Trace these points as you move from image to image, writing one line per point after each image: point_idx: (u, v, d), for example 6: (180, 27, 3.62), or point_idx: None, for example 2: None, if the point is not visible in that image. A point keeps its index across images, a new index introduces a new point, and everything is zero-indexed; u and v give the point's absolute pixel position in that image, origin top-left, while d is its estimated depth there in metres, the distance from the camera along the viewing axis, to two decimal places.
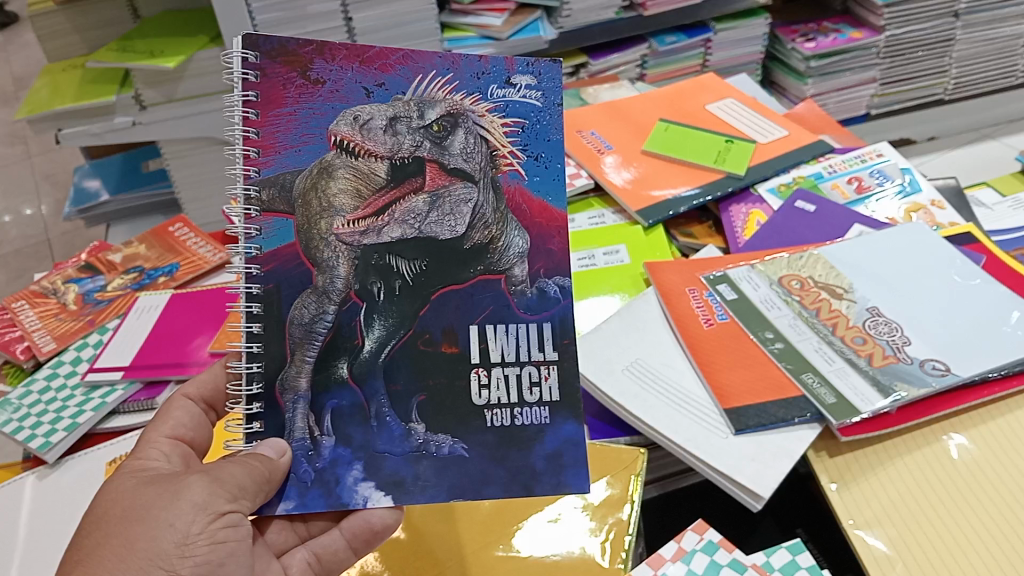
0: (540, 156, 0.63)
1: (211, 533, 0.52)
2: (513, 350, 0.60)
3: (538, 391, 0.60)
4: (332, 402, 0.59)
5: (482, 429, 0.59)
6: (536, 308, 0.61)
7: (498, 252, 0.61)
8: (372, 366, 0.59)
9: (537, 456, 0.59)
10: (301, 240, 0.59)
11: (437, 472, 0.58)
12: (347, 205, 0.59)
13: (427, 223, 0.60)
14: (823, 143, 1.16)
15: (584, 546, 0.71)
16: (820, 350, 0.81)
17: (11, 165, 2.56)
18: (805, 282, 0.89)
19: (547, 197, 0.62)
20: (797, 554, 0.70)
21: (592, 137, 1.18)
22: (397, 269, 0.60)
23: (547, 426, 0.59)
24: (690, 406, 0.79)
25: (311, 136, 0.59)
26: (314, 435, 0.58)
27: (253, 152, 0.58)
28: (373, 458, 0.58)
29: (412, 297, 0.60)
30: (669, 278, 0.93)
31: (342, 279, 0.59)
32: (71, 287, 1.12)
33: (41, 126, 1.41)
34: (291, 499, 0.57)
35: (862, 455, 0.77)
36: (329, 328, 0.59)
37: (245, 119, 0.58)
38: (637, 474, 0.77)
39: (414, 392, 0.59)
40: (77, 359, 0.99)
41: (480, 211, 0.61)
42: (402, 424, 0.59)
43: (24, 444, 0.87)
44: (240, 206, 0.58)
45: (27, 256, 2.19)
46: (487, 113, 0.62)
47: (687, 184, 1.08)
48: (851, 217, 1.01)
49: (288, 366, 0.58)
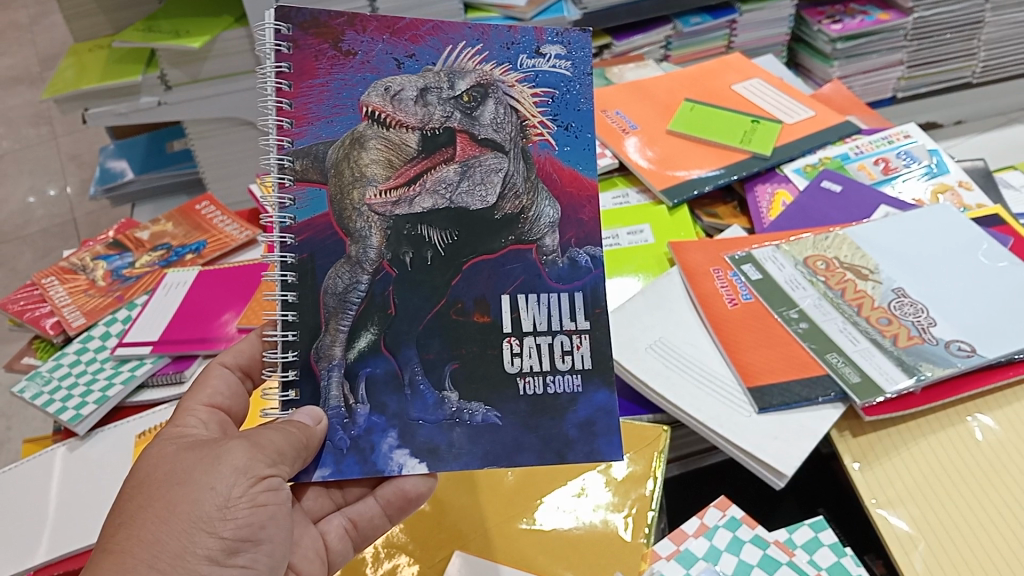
0: (570, 125, 0.63)
1: (252, 496, 0.53)
2: (545, 319, 0.61)
3: (569, 359, 0.60)
4: (366, 370, 0.59)
5: (514, 398, 0.59)
6: (567, 278, 0.61)
7: (529, 221, 0.61)
8: (406, 335, 0.60)
9: (569, 424, 0.59)
10: (334, 210, 0.60)
11: (471, 439, 0.59)
12: (379, 175, 0.60)
13: (458, 194, 0.61)
14: (850, 124, 1.14)
15: (608, 519, 0.72)
16: (845, 331, 0.81)
17: (37, 145, 2.59)
18: (830, 263, 0.89)
19: (577, 166, 0.63)
20: (820, 532, 0.71)
21: (616, 117, 1.18)
22: (428, 240, 0.60)
23: (580, 395, 0.60)
24: (715, 385, 0.79)
25: (343, 107, 0.60)
26: (349, 403, 0.59)
27: (286, 123, 0.59)
28: (408, 426, 0.59)
29: (444, 267, 0.60)
30: (693, 258, 0.93)
31: (374, 249, 0.60)
32: (100, 263, 1.13)
33: (68, 107, 1.43)
34: (327, 466, 0.58)
35: (885, 435, 0.77)
36: (363, 296, 0.60)
37: (278, 90, 0.59)
38: (660, 451, 0.77)
39: (447, 360, 0.60)
40: (106, 334, 1.00)
41: (511, 180, 0.61)
42: (435, 392, 0.59)
43: (56, 416, 0.89)
44: (274, 176, 0.59)
45: (53, 236, 2.21)
46: (517, 83, 0.62)
47: (713, 164, 1.08)
48: (877, 199, 1.00)
49: (323, 335, 0.59)
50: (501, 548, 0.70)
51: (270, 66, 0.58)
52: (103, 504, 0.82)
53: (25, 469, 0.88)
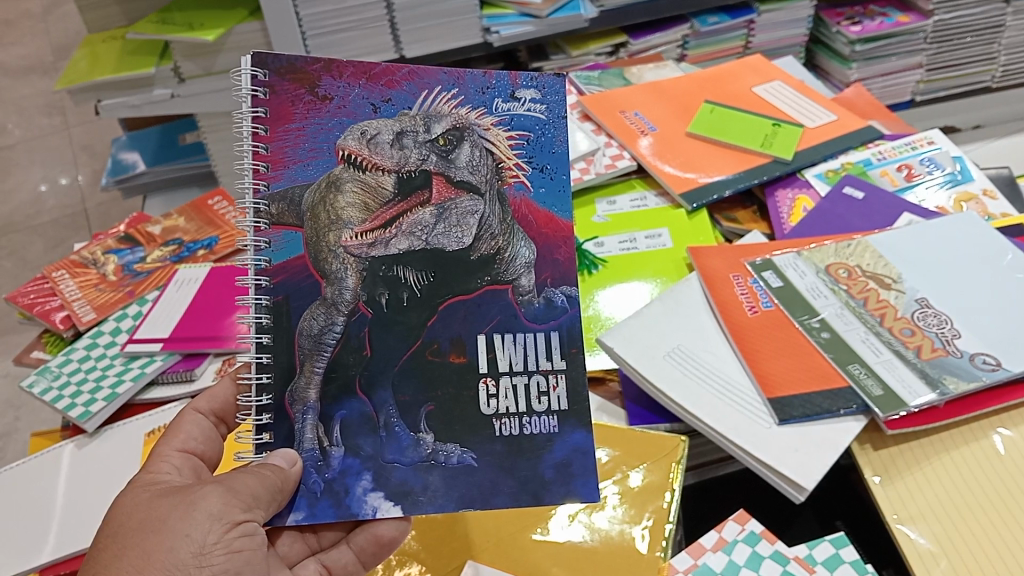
0: (545, 167, 0.63)
1: (227, 543, 0.52)
2: (521, 360, 0.60)
3: (546, 400, 0.59)
4: (341, 413, 0.58)
5: (490, 439, 0.59)
6: (543, 318, 0.61)
7: (505, 262, 0.61)
8: (381, 376, 0.59)
9: (545, 465, 0.58)
10: (310, 252, 0.59)
11: (447, 482, 0.58)
12: (355, 218, 0.59)
13: (434, 235, 0.60)
14: (872, 129, 1.12)
15: (624, 530, 0.70)
16: (867, 341, 0.79)
17: (49, 134, 2.58)
18: (853, 271, 0.87)
19: (553, 208, 0.63)
20: (841, 548, 0.69)
21: (635, 118, 1.16)
22: (404, 281, 0.60)
23: (556, 435, 0.59)
24: (732, 394, 0.78)
25: (319, 151, 0.59)
26: (324, 445, 0.58)
27: (262, 167, 0.58)
28: (383, 468, 0.58)
29: (420, 308, 0.60)
30: (712, 263, 0.91)
31: (350, 290, 0.59)
32: (111, 257, 1.12)
33: (81, 97, 1.42)
34: (301, 510, 0.57)
35: (908, 449, 0.76)
36: (338, 338, 0.59)
37: (255, 134, 0.58)
38: (678, 462, 0.75)
39: (422, 402, 0.59)
40: (116, 330, 0.99)
41: (487, 222, 0.61)
42: (411, 434, 0.58)
43: (64, 413, 0.88)
44: (249, 220, 0.58)
45: (64, 227, 2.21)
46: (492, 126, 0.62)
47: (732, 168, 1.06)
48: (899, 206, 0.98)
49: (297, 377, 0.58)
50: (510, 559, 0.69)
51: (246, 111, 0.58)
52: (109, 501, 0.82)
53: (34, 465, 0.88)
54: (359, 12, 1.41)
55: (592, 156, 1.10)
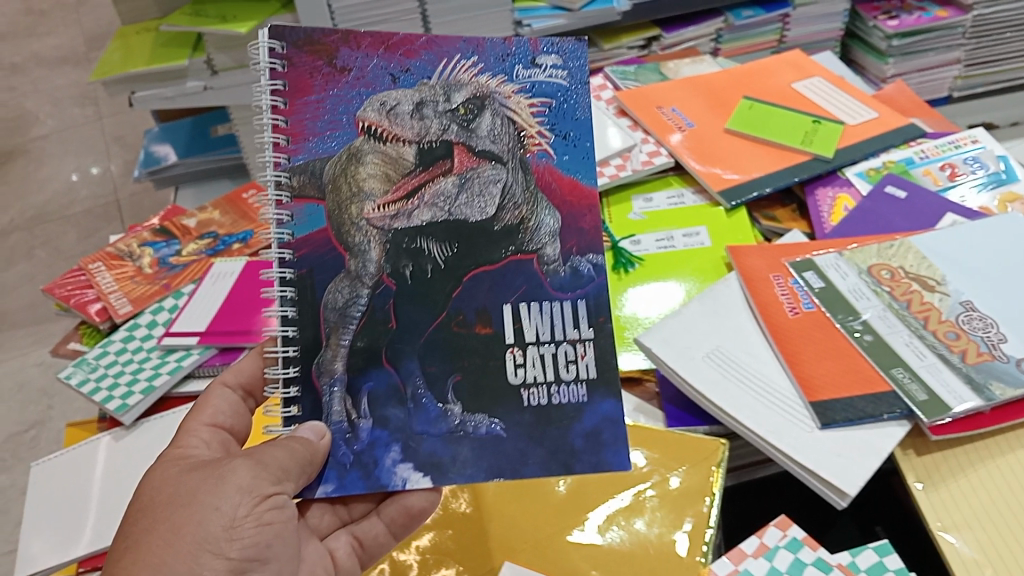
0: (567, 134, 0.63)
1: (257, 515, 0.52)
2: (548, 329, 0.60)
3: (574, 369, 0.59)
4: (368, 385, 0.59)
5: (519, 409, 0.58)
6: (569, 286, 0.60)
7: (529, 231, 0.61)
8: (407, 348, 0.60)
9: (575, 435, 0.58)
10: (332, 224, 0.59)
11: (476, 453, 0.58)
12: (377, 189, 0.60)
13: (456, 206, 0.60)
14: (914, 126, 1.10)
15: (663, 534, 0.70)
16: (911, 344, 0.78)
17: (82, 125, 2.60)
18: (895, 272, 0.85)
19: (576, 174, 0.62)
20: (885, 556, 0.67)
21: (672, 113, 1.14)
22: (428, 252, 0.60)
23: (586, 404, 0.58)
24: (772, 396, 0.77)
25: (340, 122, 0.60)
26: (352, 418, 0.58)
27: (283, 140, 0.59)
28: (411, 440, 0.58)
29: (444, 279, 0.60)
30: (752, 263, 0.89)
31: (373, 262, 0.60)
32: (146, 250, 1.12)
33: (115, 89, 1.43)
34: (331, 482, 0.57)
35: (951, 455, 0.74)
36: (363, 311, 0.60)
37: (274, 108, 0.59)
38: (718, 465, 0.74)
39: (449, 373, 0.59)
40: (153, 322, 0.99)
41: (509, 191, 0.61)
42: (438, 405, 0.59)
43: (102, 405, 0.89)
44: (271, 193, 0.59)
45: (96, 217, 2.23)
46: (513, 94, 0.62)
47: (772, 166, 1.04)
48: (943, 205, 0.96)
49: (324, 349, 0.59)
50: (548, 561, 0.69)
51: (266, 85, 0.58)
52: None
53: (75, 455, 0.88)
54: (392, 5, 1.41)
55: (630, 152, 1.09)
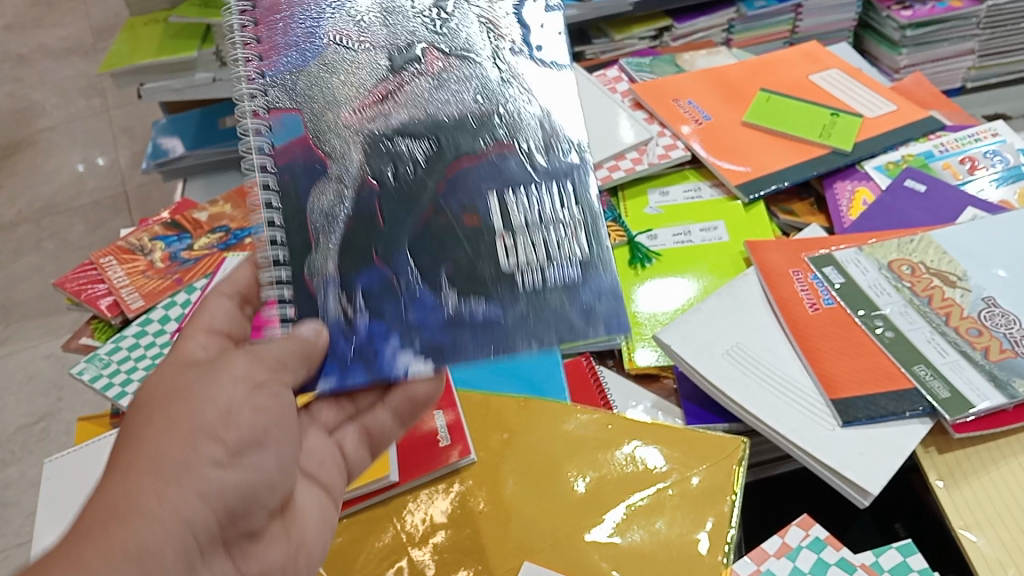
0: (526, 49, 0.68)
1: (252, 399, 0.51)
2: (534, 214, 0.60)
3: (564, 252, 0.58)
4: (362, 283, 0.57)
5: (514, 293, 0.56)
6: (546, 172, 0.62)
7: (499, 125, 0.63)
8: (396, 243, 0.58)
9: (572, 308, 0.56)
10: (311, 131, 0.60)
11: (476, 337, 0.55)
12: (350, 102, 0.62)
13: (427, 110, 0.63)
14: (933, 119, 1.08)
15: (684, 535, 0.69)
16: (933, 341, 0.77)
17: (89, 117, 2.59)
18: (916, 267, 0.84)
19: (534, 80, 0.66)
20: (908, 556, 0.67)
21: (688, 106, 1.13)
22: (407, 152, 0.61)
23: (579, 280, 0.57)
24: (794, 393, 0.76)
25: (306, 47, 0.63)
26: (348, 314, 0.56)
27: (253, 62, 0.62)
28: (410, 330, 0.55)
29: (425, 175, 0.60)
30: (771, 258, 0.88)
31: (354, 165, 0.60)
32: (158, 244, 1.12)
33: (124, 81, 1.42)
34: (332, 376, 0.54)
35: (973, 453, 0.74)
36: (349, 212, 0.59)
37: (247, 44, 0.62)
38: (740, 464, 0.73)
39: (440, 266, 0.58)
40: (165, 317, 0.99)
41: (476, 96, 0.64)
42: (433, 295, 0.57)
43: (116, 401, 0.88)
44: (249, 111, 0.59)
45: (104, 208, 2.23)
46: (478, 23, 0.69)
47: (790, 159, 1.03)
48: (964, 199, 0.95)
49: (313, 253, 0.57)
50: (568, 561, 0.68)
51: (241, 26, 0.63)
52: None
53: (90, 452, 0.88)
54: None
55: (646, 146, 1.08)
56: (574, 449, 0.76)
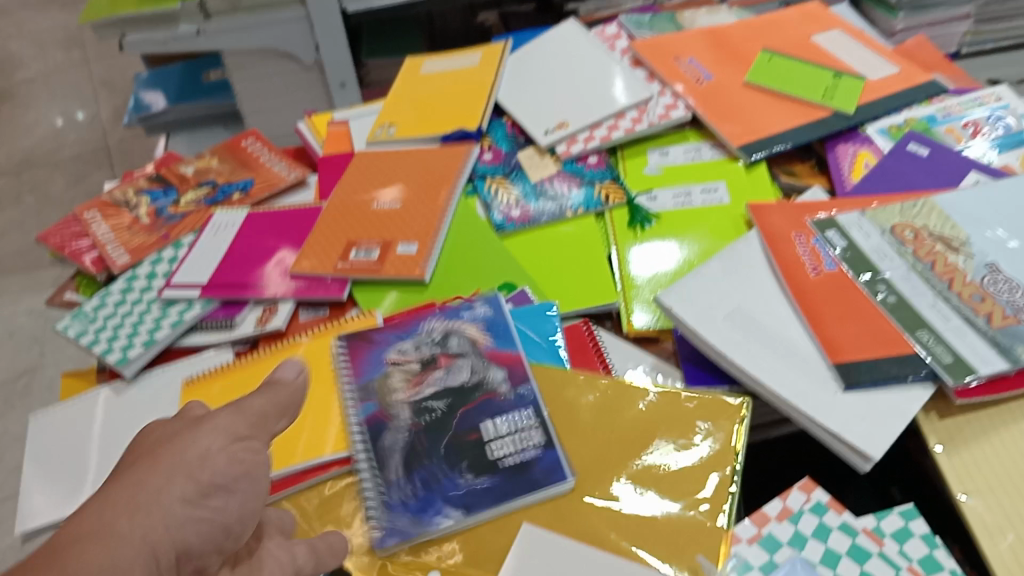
0: (498, 337, 0.79)
1: (230, 452, 0.45)
2: (510, 433, 0.72)
3: (531, 439, 0.71)
4: (416, 475, 0.70)
5: (501, 467, 0.70)
6: (514, 403, 0.73)
7: (486, 386, 0.75)
8: (431, 455, 0.71)
9: (538, 469, 0.69)
10: (381, 408, 0.74)
11: (485, 496, 0.68)
12: (401, 386, 0.76)
13: (447, 382, 0.76)
14: (937, 82, 1.06)
15: (683, 495, 0.68)
16: (935, 307, 0.76)
17: (68, 70, 2.53)
18: (919, 232, 0.83)
19: (509, 348, 0.78)
20: (910, 521, 0.68)
21: (689, 65, 1.11)
22: (431, 410, 0.74)
23: (541, 454, 0.70)
24: (796, 357, 0.75)
25: (376, 366, 0.78)
26: (407, 494, 0.69)
27: (346, 374, 0.78)
28: (442, 494, 0.68)
29: (441, 428, 0.72)
30: (774, 221, 0.87)
31: (403, 421, 0.73)
32: (143, 198, 1.09)
33: (105, 32, 1.37)
34: (388, 528, 0.67)
35: (975, 418, 0.73)
36: (406, 451, 0.71)
37: (343, 369, 0.78)
38: (741, 424, 0.72)
39: (458, 462, 0.70)
40: (151, 274, 0.96)
41: (474, 367, 0.77)
42: (455, 477, 0.69)
43: (102, 357, 0.85)
44: (346, 405, 0.75)
45: (85, 163, 2.18)
46: (472, 330, 0.80)
47: (792, 121, 1.01)
48: (967, 163, 0.94)
49: (383, 469, 0.70)
50: (568, 523, 0.67)
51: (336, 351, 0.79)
52: None
53: (75, 409, 0.85)
54: None
55: (646, 105, 1.06)
56: (577, 413, 0.74)
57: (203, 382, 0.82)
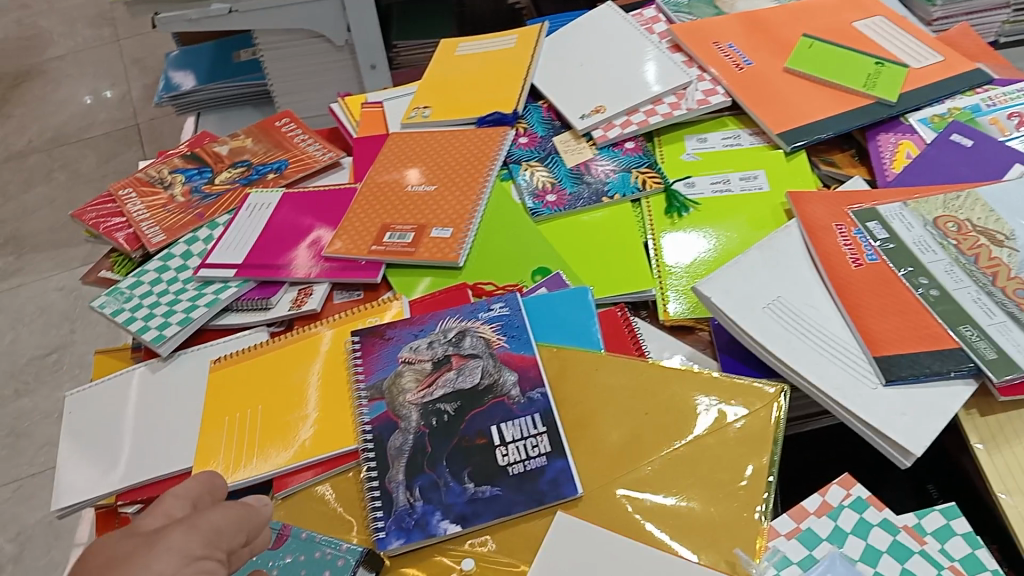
0: (513, 336, 0.78)
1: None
2: (518, 440, 0.71)
3: (538, 445, 0.70)
4: (418, 481, 0.70)
5: (506, 476, 0.69)
6: (526, 407, 0.73)
7: (496, 389, 0.74)
8: (439, 457, 0.70)
9: (543, 480, 0.68)
10: (391, 409, 0.74)
11: (487, 507, 0.68)
12: (412, 380, 0.76)
13: (457, 383, 0.75)
14: (982, 72, 1.04)
15: (720, 484, 0.68)
16: (979, 301, 0.75)
17: (100, 46, 2.53)
18: (962, 225, 0.81)
19: (522, 351, 0.77)
20: (952, 520, 0.67)
21: (728, 50, 1.10)
22: (441, 412, 0.73)
23: (546, 463, 0.69)
24: (836, 350, 0.74)
25: (388, 361, 0.78)
26: (411, 500, 0.69)
27: (358, 368, 0.78)
28: (445, 504, 0.68)
29: (449, 430, 0.72)
30: (814, 210, 0.86)
31: (413, 422, 0.73)
32: (178, 177, 1.09)
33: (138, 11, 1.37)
34: (396, 535, 0.67)
35: (1017, 416, 0.72)
36: (411, 451, 0.71)
37: (355, 363, 0.79)
38: (780, 411, 0.72)
39: (462, 467, 0.70)
40: (187, 253, 0.97)
41: (485, 368, 0.76)
42: (460, 483, 0.69)
43: (138, 335, 0.86)
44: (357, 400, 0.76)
45: (116, 141, 2.19)
46: (485, 329, 0.79)
47: (832, 109, 1.00)
48: (1011, 155, 0.92)
49: (390, 470, 0.71)
50: (604, 512, 0.67)
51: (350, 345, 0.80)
52: (184, 425, 0.80)
53: (113, 386, 0.86)
54: None
55: (683, 91, 1.05)
56: (611, 397, 0.74)
57: (237, 361, 0.84)
